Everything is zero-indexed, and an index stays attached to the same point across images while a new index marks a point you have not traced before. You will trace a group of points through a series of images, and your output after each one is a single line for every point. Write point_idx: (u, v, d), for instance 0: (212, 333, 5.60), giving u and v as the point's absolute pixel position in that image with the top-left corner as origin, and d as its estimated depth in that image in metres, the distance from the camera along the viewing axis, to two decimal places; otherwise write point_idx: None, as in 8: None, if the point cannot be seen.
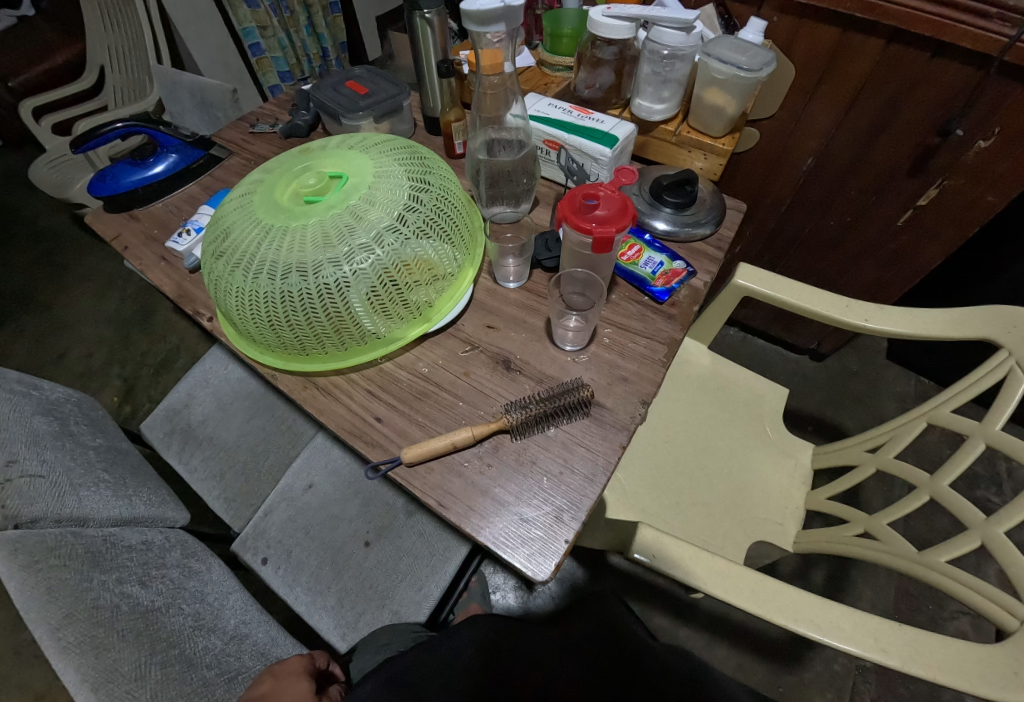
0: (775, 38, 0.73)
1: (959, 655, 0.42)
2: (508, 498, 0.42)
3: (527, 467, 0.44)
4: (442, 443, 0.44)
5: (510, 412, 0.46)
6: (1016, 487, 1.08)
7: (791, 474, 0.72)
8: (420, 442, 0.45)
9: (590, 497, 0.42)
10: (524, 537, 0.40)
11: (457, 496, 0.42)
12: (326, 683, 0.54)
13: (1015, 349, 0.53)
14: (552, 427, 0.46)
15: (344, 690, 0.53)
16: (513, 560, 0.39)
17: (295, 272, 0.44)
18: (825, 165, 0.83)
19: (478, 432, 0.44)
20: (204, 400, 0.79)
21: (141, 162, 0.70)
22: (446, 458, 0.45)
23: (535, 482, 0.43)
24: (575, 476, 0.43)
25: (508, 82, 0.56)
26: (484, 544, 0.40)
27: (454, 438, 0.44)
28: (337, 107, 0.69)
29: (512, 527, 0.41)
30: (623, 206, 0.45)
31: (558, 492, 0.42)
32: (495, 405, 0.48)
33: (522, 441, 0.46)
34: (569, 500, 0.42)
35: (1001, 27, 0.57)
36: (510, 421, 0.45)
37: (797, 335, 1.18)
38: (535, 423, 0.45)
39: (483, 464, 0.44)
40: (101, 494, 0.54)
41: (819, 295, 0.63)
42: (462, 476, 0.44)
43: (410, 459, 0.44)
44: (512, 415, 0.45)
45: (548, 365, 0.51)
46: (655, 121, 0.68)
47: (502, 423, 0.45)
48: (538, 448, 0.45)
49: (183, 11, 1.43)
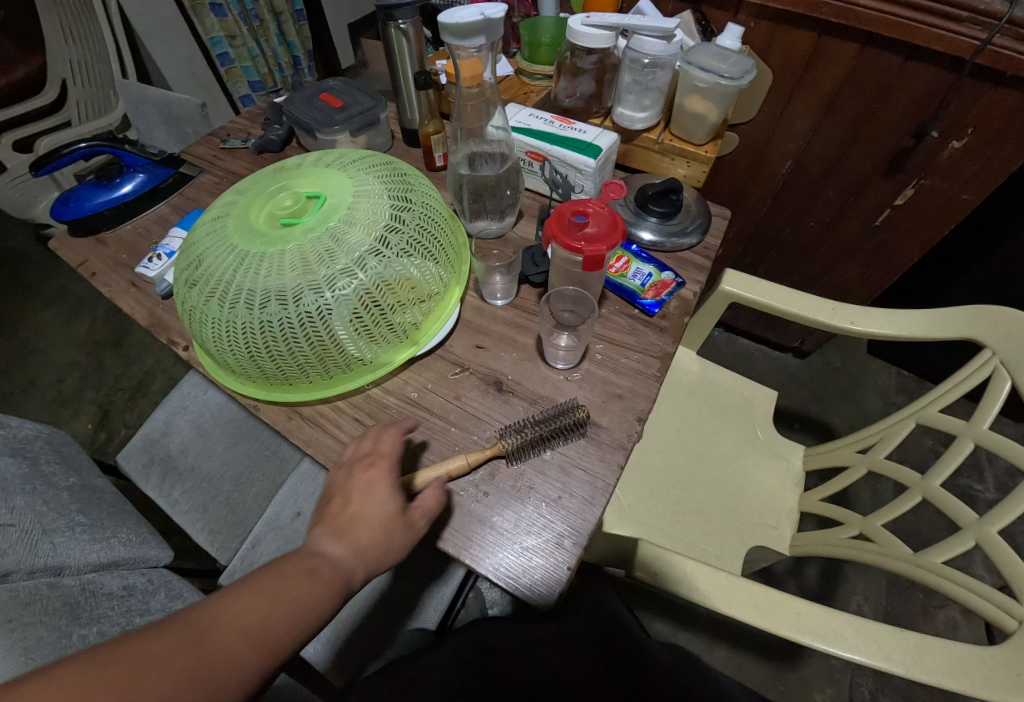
0: (752, 43, 0.73)
1: (962, 658, 0.42)
2: (508, 524, 0.41)
3: (525, 495, 0.43)
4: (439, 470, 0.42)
5: (505, 437, 0.44)
6: (997, 474, 1.11)
7: (784, 477, 0.72)
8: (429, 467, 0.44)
9: (592, 521, 0.41)
10: (525, 566, 0.39)
11: (454, 526, 0.41)
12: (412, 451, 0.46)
13: (999, 349, 0.54)
14: (548, 449, 0.45)
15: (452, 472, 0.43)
16: (515, 590, 0.38)
17: (275, 301, 0.42)
18: (805, 168, 0.84)
19: (473, 459, 0.43)
20: (183, 428, 0.76)
21: (106, 183, 0.67)
22: None
23: (530, 505, 0.42)
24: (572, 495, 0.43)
25: (488, 92, 0.55)
26: (486, 576, 0.39)
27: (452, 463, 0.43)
28: (312, 122, 0.67)
29: (513, 557, 0.40)
30: (613, 222, 0.44)
31: (555, 515, 0.42)
32: (488, 430, 0.47)
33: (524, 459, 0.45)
34: (569, 525, 0.41)
35: (973, 31, 0.58)
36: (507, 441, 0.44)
37: (781, 334, 1.20)
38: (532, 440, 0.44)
39: (479, 492, 0.43)
40: (76, 540, 0.51)
41: (805, 300, 0.64)
42: (457, 506, 0.42)
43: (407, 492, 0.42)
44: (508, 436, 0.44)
45: (540, 385, 0.50)
46: (637, 129, 0.67)
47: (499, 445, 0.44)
48: (535, 473, 0.44)
49: (147, 21, 1.38)
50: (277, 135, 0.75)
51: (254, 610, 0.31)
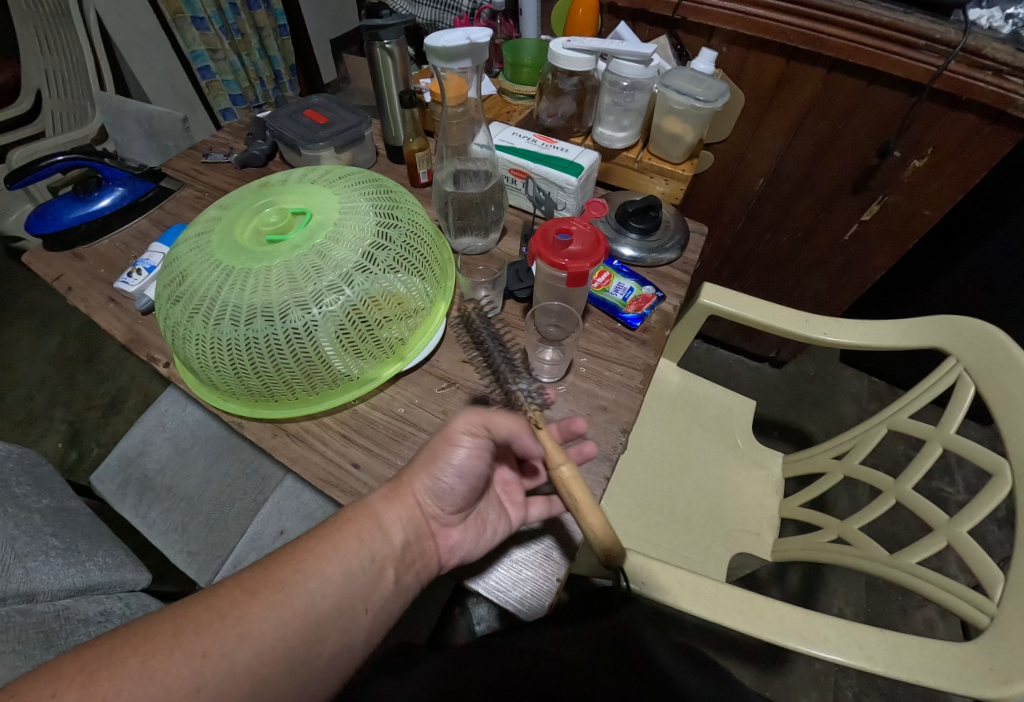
0: (725, 67, 0.76)
1: (938, 656, 0.44)
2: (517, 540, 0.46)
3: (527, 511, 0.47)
4: (551, 443, 0.37)
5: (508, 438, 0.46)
6: (966, 476, 1.16)
7: (764, 484, 0.74)
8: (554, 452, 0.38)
9: (578, 534, 0.45)
10: (516, 579, 0.43)
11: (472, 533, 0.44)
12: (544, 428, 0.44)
13: (962, 357, 0.57)
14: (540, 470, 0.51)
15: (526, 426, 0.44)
16: (507, 602, 0.41)
17: (261, 317, 0.42)
18: (777, 185, 0.87)
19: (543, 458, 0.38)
20: (161, 446, 0.74)
21: (84, 195, 0.66)
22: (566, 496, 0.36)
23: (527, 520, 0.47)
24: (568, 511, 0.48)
25: (472, 110, 0.57)
26: (479, 591, 0.43)
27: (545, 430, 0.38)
28: (296, 138, 0.68)
29: (506, 572, 0.43)
30: (596, 240, 0.46)
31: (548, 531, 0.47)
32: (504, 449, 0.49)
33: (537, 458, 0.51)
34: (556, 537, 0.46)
35: (930, 57, 0.62)
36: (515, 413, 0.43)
37: (758, 344, 1.24)
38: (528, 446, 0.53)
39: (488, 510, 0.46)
40: (50, 564, 0.49)
41: (780, 312, 0.67)
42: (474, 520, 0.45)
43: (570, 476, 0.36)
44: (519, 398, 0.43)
45: None
46: (617, 148, 0.69)
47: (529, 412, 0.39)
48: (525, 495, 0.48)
49: (127, 33, 1.36)
50: (260, 149, 0.75)
51: (272, 596, 0.33)
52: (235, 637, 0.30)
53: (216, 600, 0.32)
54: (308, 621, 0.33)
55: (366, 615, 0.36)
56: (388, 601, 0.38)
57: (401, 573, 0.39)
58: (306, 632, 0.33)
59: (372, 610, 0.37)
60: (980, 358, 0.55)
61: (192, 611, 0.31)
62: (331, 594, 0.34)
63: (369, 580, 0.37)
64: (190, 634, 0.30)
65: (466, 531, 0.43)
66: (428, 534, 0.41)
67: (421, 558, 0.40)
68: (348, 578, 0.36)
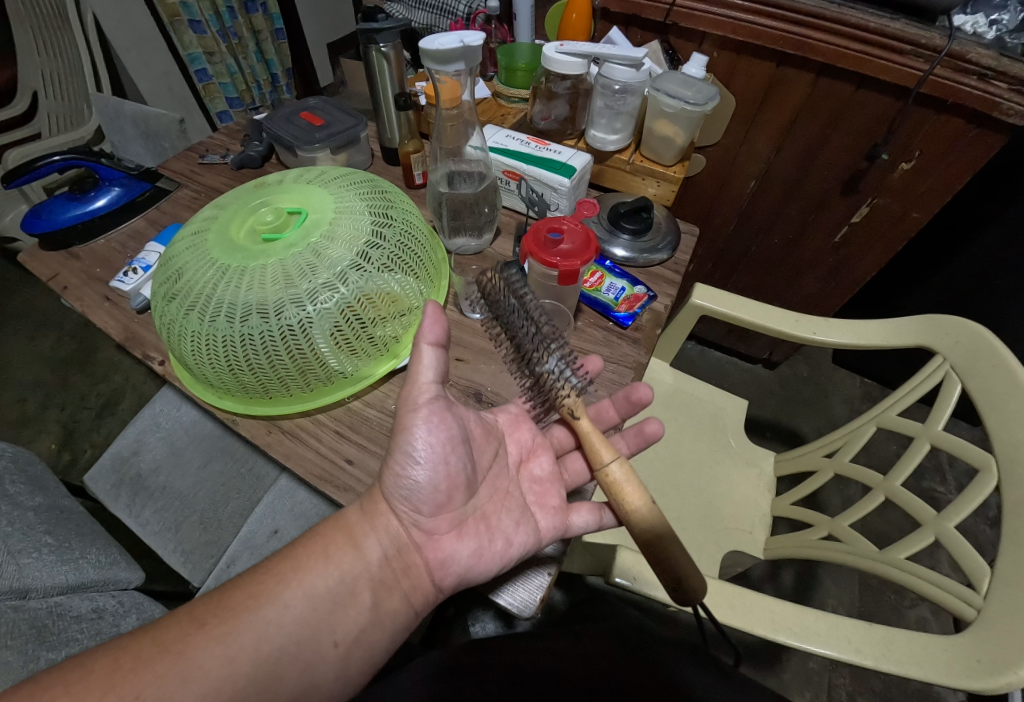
0: (716, 71, 0.78)
1: (927, 648, 0.44)
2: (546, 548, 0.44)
3: (568, 518, 0.45)
4: (598, 439, 0.39)
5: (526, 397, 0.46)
6: (958, 475, 1.17)
7: (756, 483, 0.75)
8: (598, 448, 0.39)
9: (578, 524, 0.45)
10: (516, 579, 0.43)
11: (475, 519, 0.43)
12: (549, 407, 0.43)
13: (949, 355, 0.58)
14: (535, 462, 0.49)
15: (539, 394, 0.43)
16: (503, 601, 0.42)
17: (256, 314, 0.42)
18: (767, 188, 0.89)
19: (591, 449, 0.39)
20: (155, 446, 0.74)
21: (81, 195, 0.66)
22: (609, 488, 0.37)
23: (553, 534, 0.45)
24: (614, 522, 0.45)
25: (466, 113, 0.58)
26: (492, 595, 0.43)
27: (589, 425, 0.39)
28: (293, 139, 0.68)
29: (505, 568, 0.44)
30: (587, 239, 0.46)
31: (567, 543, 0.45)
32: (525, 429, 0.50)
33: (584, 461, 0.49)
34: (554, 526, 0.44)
35: (917, 62, 0.63)
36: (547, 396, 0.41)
37: (751, 345, 1.25)
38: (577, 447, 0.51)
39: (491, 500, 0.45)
40: (43, 561, 0.49)
41: (771, 312, 0.68)
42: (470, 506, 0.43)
43: (617, 473, 0.37)
44: (548, 379, 0.40)
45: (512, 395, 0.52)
46: (609, 151, 0.70)
47: (564, 403, 0.40)
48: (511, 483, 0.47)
49: (124, 36, 1.37)
50: (256, 151, 0.76)
51: (219, 628, 0.32)
52: (177, 675, 0.30)
53: (164, 633, 0.31)
54: (260, 656, 0.32)
55: (335, 650, 0.35)
56: (362, 628, 0.37)
57: (381, 596, 0.38)
58: (260, 667, 0.32)
59: (342, 645, 0.36)
60: (966, 356, 0.56)
61: (146, 639, 0.31)
62: (289, 622, 0.34)
63: (335, 606, 0.36)
64: (128, 670, 0.29)
65: (467, 539, 0.41)
66: (412, 547, 0.40)
67: (406, 579, 0.40)
68: (312, 606, 0.35)
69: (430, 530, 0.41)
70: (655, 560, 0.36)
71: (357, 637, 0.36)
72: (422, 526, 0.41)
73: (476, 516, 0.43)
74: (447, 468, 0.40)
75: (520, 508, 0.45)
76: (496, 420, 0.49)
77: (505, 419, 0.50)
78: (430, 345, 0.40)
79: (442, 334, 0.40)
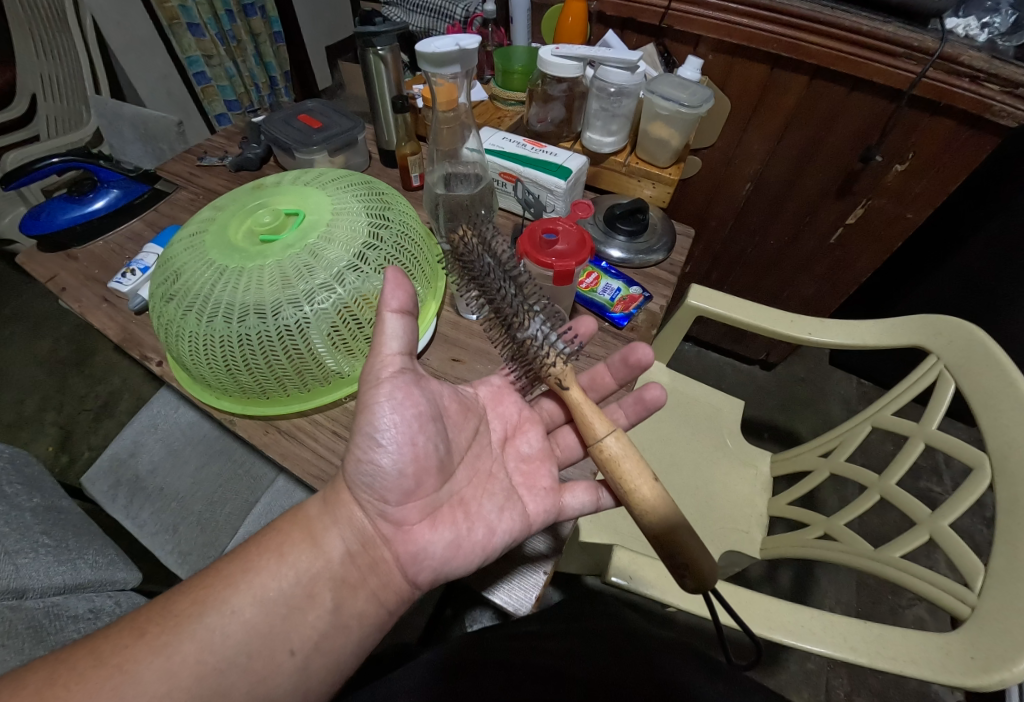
0: (711, 74, 0.78)
1: (921, 646, 0.45)
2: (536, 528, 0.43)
3: (562, 500, 0.44)
4: (591, 412, 0.38)
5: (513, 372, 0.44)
6: (954, 475, 1.17)
7: (752, 483, 0.75)
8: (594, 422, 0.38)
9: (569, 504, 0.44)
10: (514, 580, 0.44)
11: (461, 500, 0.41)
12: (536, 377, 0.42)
13: (943, 355, 0.58)
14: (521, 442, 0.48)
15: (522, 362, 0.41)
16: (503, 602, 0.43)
17: (254, 314, 0.43)
18: (762, 190, 0.89)
19: (588, 424, 0.38)
20: (153, 447, 0.75)
21: (79, 197, 0.66)
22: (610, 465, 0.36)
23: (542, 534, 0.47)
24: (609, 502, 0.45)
25: (462, 116, 0.59)
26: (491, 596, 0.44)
27: (581, 396, 0.39)
28: (291, 142, 0.69)
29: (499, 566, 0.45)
30: (581, 241, 0.48)
31: (556, 541, 0.46)
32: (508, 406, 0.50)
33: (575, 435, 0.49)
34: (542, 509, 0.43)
35: (909, 65, 0.64)
36: (533, 364, 0.40)
37: (748, 347, 1.25)
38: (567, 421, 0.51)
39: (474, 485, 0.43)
40: (40, 561, 0.49)
41: (766, 313, 0.68)
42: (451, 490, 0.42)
43: (613, 448, 0.36)
44: (532, 345, 0.39)
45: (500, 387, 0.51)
46: (605, 153, 0.71)
47: (552, 372, 0.39)
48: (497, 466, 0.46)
49: (123, 39, 1.37)
50: (254, 153, 0.76)
51: (160, 638, 0.32)
52: (110, 689, 0.29)
53: (100, 646, 0.31)
54: (203, 669, 0.32)
55: (291, 659, 0.34)
56: (322, 632, 0.36)
57: (342, 598, 0.37)
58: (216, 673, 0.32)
59: (300, 654, 0.35)
60: (959, 355, 0.56)
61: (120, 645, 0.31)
62: (235, 631, 0.33)
63: (291, 611, 0.35)
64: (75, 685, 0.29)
65: (443, 528, 0.39)
66: (378, 540, 0.39)
67: (373, 577, 0.38)
68: (262, 611, 0.34)
69: (399, 521, 0.39)
70: (667, 551, 0.34)
71: (319, 638, 0.36)
72: (389, 517, 0.38)
73: (453, 502, 0.41)
74: (414, 449, 0.38)
75: (504, 492, 0.43)
76: (477, 394, 0.49)
77: (488, 392, 0.50)
78: (394, 314, 0.38)
79: (407, 300, 0.38)
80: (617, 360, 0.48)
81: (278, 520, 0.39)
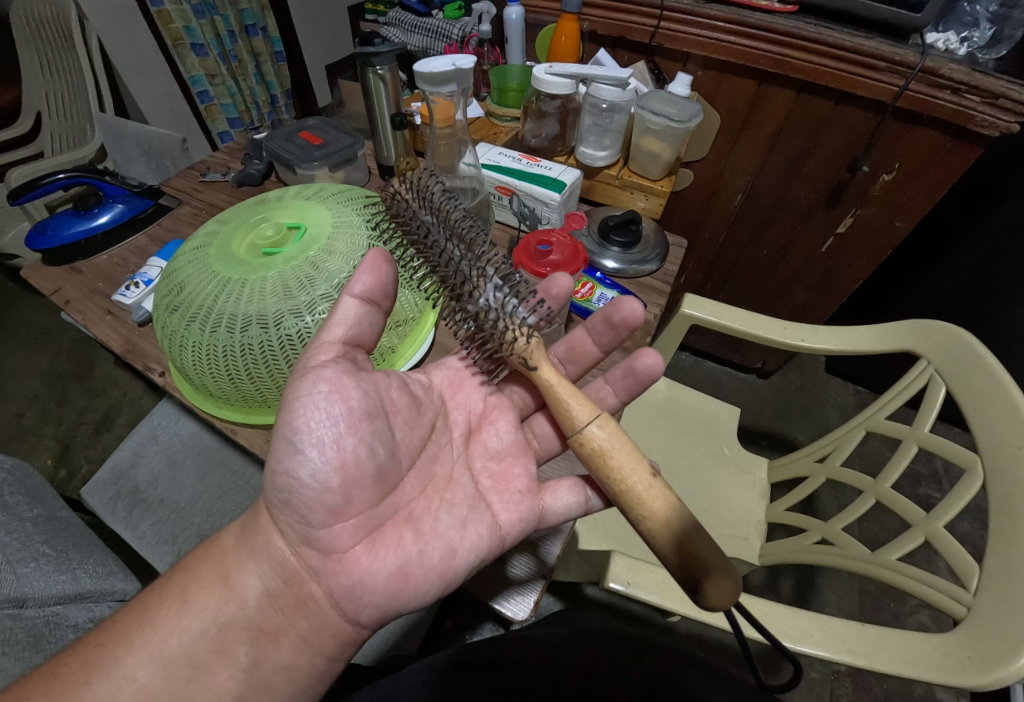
0: (701, 89, 0.81)
1: (920, 646, 0.45)
2: (509, 537, 0.41)
3: (543, 501, 0.44)
4: (574, 402, 0.38)
5: (471, 354, 0.44)
6: (952, 481, 1.18)
7: (750, 490, 0.75)
8: (580, 413, 0.38)
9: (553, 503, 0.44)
10: (517, 590, 0.45)
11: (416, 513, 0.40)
12: (497, 363, 0.43)
13: (933, 358, 0.59)
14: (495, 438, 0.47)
15: (478, 344, 0.42)
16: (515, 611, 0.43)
17: (256, 325, 0.44)
18: (753, 200, 0.91)
19: (575, 413, 0.38)
20: (153, 458, 0.75)
21: (84, 212, 0.68)
22: (604, 453, 0.36)
23: (525, 557, 0.47)
24: (597, 502, 0.43)
25: (459, 132, 0.62)
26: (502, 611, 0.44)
27: (554, 378, 0.40)
28: (292, 158, 0.71)
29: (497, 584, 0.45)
30: (575, 251, 0.52)
31: (542, 564, 0.46)
32: (464, 392, 0.50)
33: (550, 424, 0.49)
34: (511, 516, 0.42)
35: (892, 78, 0.67)
36: (493, 340, 0.40)
37: (745, 355, 1.27)
38: (540, 407, 0.51)
39: (439, 501, 0.41)
40: (41, 570, 0.50)
41: (759, 320, 0.69)
42: (407, 486, 0.41)
43: (599, 437, 0.36)
44: (487, 316, 0.39)
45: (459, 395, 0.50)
46: (599, 166, 0.73)
47: (517, 349, 0.40)
48: (459, 469, 0.45)
49: (128, 58, 1.41)
50: (257, 169, 0.78)
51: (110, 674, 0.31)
52: None
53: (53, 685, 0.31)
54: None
55: None
56: (236, 695, 0.34)
57: (260, 652, 0.36)
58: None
59: None
60: (947, 360, 0.58)
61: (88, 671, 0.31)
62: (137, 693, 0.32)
63: (194, 673, 0.34)
64: None
65: (385, 553, 0.36)
66: (300, 578, 0.37)
67: (300, 618, 0.37)
68: (165, 671, 0.33)
69: (329, 548, 0.36)
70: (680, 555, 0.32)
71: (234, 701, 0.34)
72: (316, 543, 0.36)
73: (398, 519, 0.39)
74: (341, 456, 0.36)
75: (467, 503, 0.42)
76: (433, 381, 0.50)
77: (446, 378, 0.51)
78: (356, 298, 0.40)
79: (370, 284, 0.40)
80: (598, 325, 0.49)
81: (246, 539, 0.38)
